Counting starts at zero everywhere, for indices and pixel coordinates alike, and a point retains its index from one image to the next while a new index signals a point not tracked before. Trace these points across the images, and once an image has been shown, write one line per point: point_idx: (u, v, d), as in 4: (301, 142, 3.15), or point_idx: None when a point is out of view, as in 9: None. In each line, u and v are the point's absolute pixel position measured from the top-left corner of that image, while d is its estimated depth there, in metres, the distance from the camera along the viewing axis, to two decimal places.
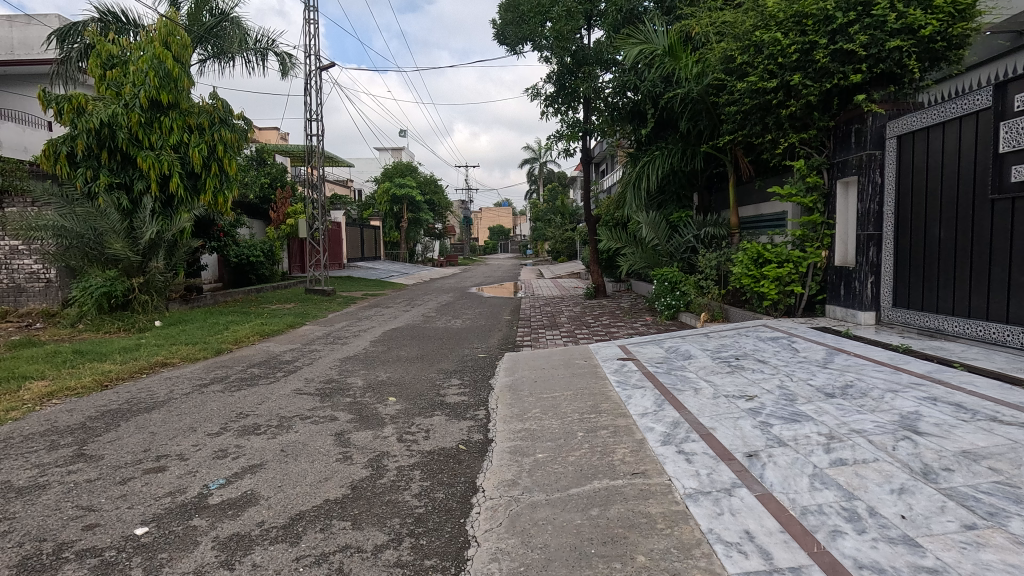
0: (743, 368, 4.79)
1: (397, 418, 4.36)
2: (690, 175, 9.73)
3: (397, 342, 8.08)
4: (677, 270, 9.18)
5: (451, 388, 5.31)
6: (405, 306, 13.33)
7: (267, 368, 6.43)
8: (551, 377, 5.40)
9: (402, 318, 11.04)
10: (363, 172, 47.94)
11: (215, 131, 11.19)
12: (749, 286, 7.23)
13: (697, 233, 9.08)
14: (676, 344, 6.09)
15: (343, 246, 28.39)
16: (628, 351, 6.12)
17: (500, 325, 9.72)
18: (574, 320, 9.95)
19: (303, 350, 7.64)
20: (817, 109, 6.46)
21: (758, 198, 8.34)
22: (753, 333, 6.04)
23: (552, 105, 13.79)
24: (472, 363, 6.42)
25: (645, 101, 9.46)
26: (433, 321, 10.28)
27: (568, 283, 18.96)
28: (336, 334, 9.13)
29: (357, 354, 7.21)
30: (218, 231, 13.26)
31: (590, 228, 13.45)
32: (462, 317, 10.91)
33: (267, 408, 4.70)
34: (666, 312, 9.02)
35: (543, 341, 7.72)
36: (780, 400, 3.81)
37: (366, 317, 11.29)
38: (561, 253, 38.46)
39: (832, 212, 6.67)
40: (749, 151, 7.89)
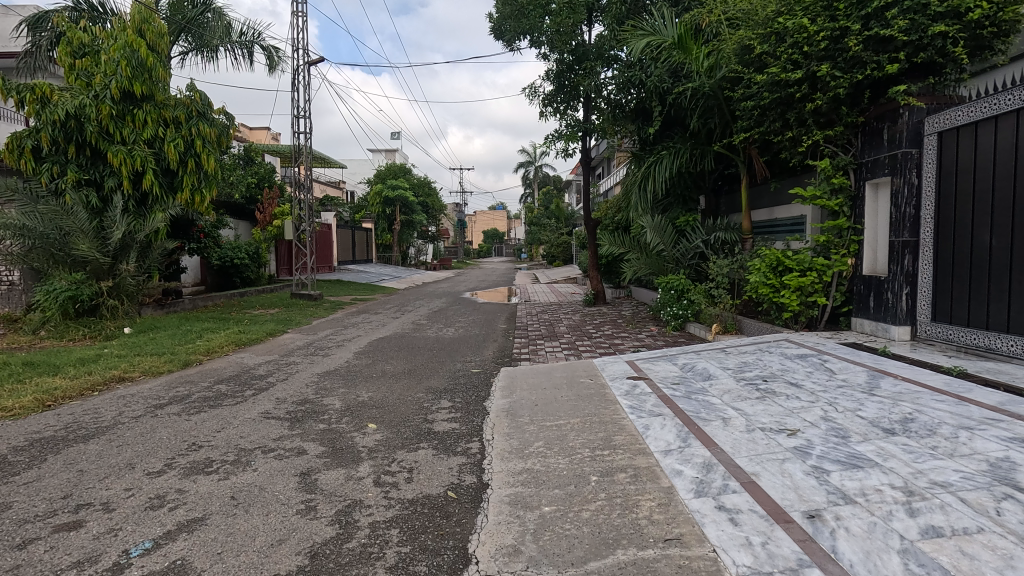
0: (774, 393, 4.19)
1: (375, 452, 3.71)
2: (697, 176, 9.22)
3: (383, 354, 7.43)
4: (684, 277, 8.62)
5: (440, 412, 4.66)
6: (394, 312, 12.67)
7: (236, 385, 5.77)
8: (554, 399, 4.78)
9: (391, 326, 10.39)
10: (356, 174, 47.27)
11: (192, 125, 10.48)
12: (767, 297, 6.65)
13: (707, 238, 8.58)
14: (692, 361, 5.48)
15: (333, 248, 27.68)
16: (638, 368, 5.52)
17: (495, 334, 9.08)
18: (574, 329, 9.33)
19: (280, 362, 6.97)
20: (845, 103, 5.91)
21: (773, 202, 7.95)
22: (777, 350, 5.45)
23: (550, 103, 13.26)
24: (465, 380, 5.78)
25: (651, 98, 8.89)
26: (423, 330, 9.63)
27: (565, 289, 18.36)
28: (318, 344, 8.47)
29: (339, 368, 6.56)
30: (198, 232, 12.56)
31: (589, 232, 12.88)
32: (455, 325, 10.27)
33: (226, 436, 4.05)
34: (672, 324, 8.43)
35: (543, 355, 7.08)
36: (829, 438, 3.22)
37: (353, 325, 10.63)
38: (556, 257, 37.89)
39: (860, 216, 6.11)
40: (765, 151, 7.34)
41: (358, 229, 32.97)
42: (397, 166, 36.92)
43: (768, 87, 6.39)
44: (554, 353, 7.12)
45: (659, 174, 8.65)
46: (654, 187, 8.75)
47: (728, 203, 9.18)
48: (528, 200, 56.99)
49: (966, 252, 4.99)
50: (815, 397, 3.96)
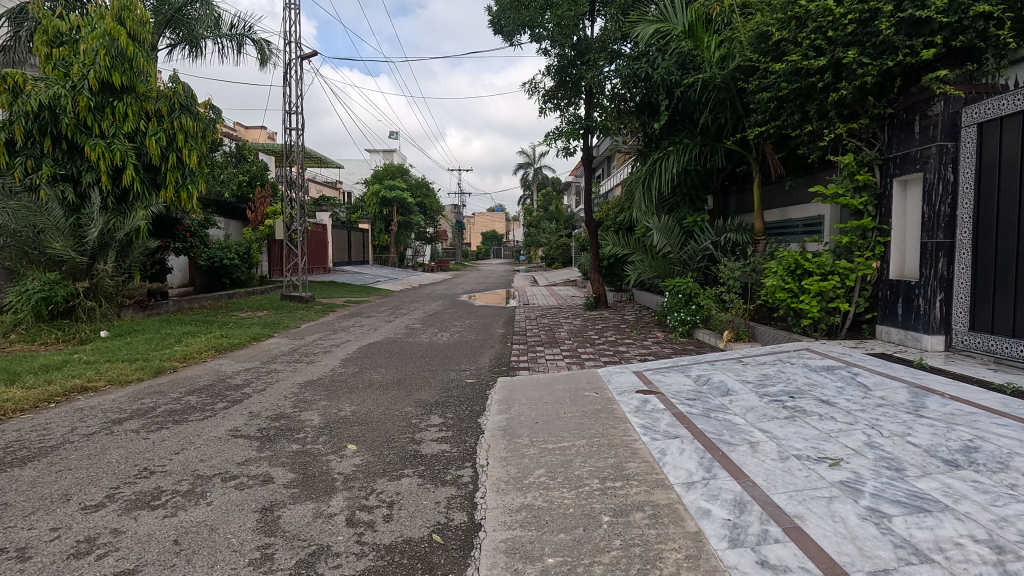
0: (804, 411, 3.73)
1: (352, 480, 3.23)
2: (706, 174, 8.78)
3: (373, 362, 6.95)
4: (691, 281, 8.17)
5: (429, 430, 4.18)
6: (388, 316, 12.18)
7: (208, 396, 5.28)
8: (555, 416, 4.30)
9: (383, 330, 9.90)
10: (353, 174, 46.80)
11: (176, 118, 9.95)
12: (785, 302, 6.18)
13: (716, 239, 8.14)
14: (707, 373, 5.02)
15: (328, 249, 27.15)
16: (647, 381, 5.05)
17: (492, 340, 8.60)
18: (575, 335, 8.85)
19: (260, 370, 6.47)
20: (873, 93, 5.47)
21: (788, 201, 7.55)
22: (800, 361, 4.98)
23: (551, 100, 12.82)
24: (458, 392, 5.30)
25: (658, 92, 8.43)
26: (416, 335, 9.14)
27: (565, 292, 17.87)
28: (304, 349, 7.97)
29: (323, 377, 6.07)
30: (184, 231, 12.06)
31: (591, 233, 12.42)
32: (450, 330, 9.78)
33: (184, 458, 3.56)
34: (679, 330, 7.98)
35: (543, 363, 6.61)
36: (881, 470, 2.75)
37: (344, 329, 10.15)
38: (555, 260, 37.39)
39: (886, 216, 5.66)
40: (781, 146, 6.91)
41: (355, 229, 32.46)
42: (394, 166, 36.44)
43: (787, 77, 5.95)
44: (555, 361, 6.65)
45: (665, 172, 8.19)
46: (660, 186, 8.29)
47: (738, 203, 8.72)
48: (527, 202, 56.52)
49: (1010, 255, 4.54)
50: (853, 417, 3.50)
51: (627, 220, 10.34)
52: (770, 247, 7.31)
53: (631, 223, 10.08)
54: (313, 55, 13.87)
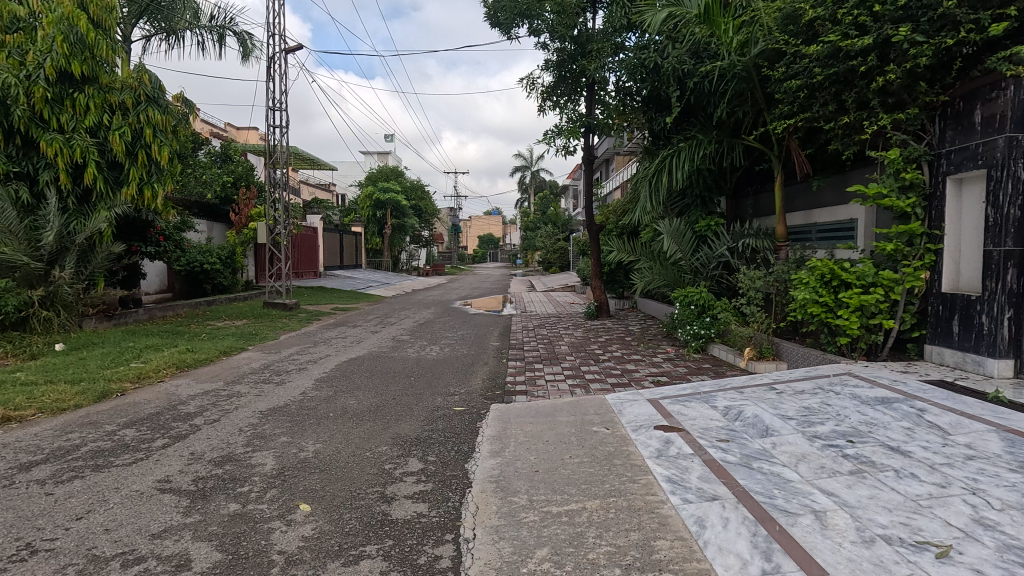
0: (872, 463, 3.00)
1: (297, 566, 2.45)
2: (719, 174, 8.08)
3: (352, 382, 6.16)
4: (705, 290, 7.45)
5: (404, 482, 3.38)
6: (375, 325, 11.37)
7: (149, 429, 4.48)
8: (558, 463, 3.53)
9: (368, 343, 9.10)
10: (346, 176, 46.04)
11: (141, 111, 9.19)
12: (818, 317, 5.45)
13: (733, 245, 7.41)
14: (735, 404, 4.29)
15: (319, 253, 26.34)
16: (666, 413, 4.30)
17: (486, 355, 7.83)
18: (576, 349, 8.10)
19: (220, 394, 5.67)
20: (923, 78, 4.77)
21: (814, 202, 6.85)
22: (846, 390, 4.25)
23: (550, 96, 12.12)
24: (444, 426, 4.52)
25: (668, 83, 7.72)
26: (403, 350, 8.37)
27: (563, 299, 17.17)
28: (277, 366, 7.17)
29: (291, 403, 5.27)
30: (157, 234, 11.30)
31: (592, 237, 11.70)
32: (441, 343, 8.99)
33: (82, 529, 2.76)
34: (692, 345, 7.25)
35: (542, 385, 5.83)
36: (1015, 568, 2.02)
37: (326, 341, 9.36)
38: (551, 264, 36.71)
39: (937, 220, 4.95)
40: (809, 142, 6.21)
41: (347, 232, 31.65)
42: (388, 168, 35.69)
43: (822, 61, 5.24)
44: (556, 383, 5.89)
45: (675, 171, 7.44)
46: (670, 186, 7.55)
47: (753, 205, 8.03)
48: (524, 205, 55.84)
49: None
50: (941, 476, 2.76)
51: (632, 223, 9.64)
52: (794, 254, 6.60)
53: (636, 227, 9.38)
54: (298, 49, 13.10)
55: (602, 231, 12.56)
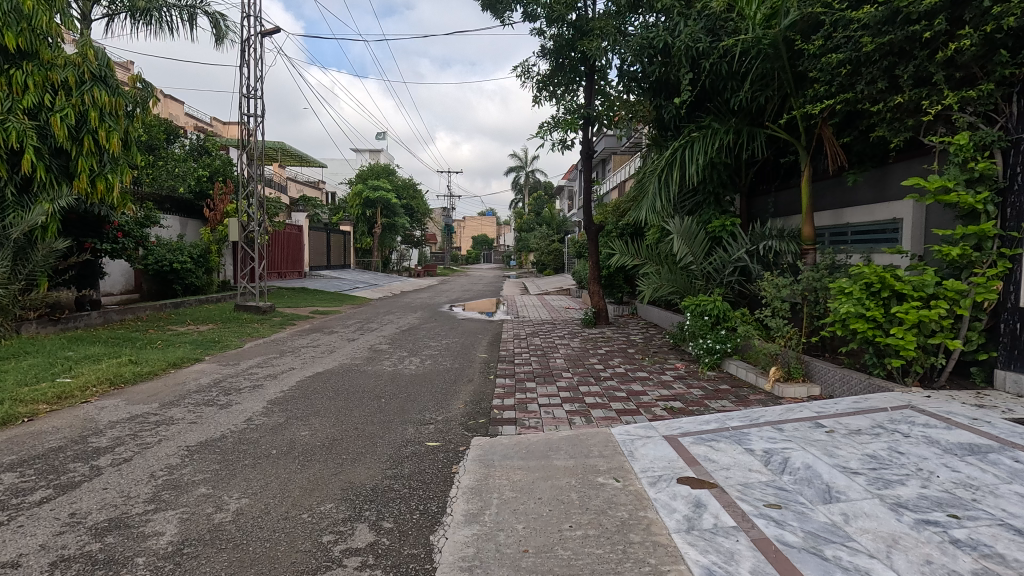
0: (1002, 559, 2.12)
1: None
2: (735, 168, 7.23)
3: (310, 405, 5.23)
4: (720, 299, 6.60)
5: (343, 569, 2.46)
6: (354, 332, 10.44)
7: (35, 473, 3.53)
8: (555, 539, 2.62)
9: (341, 353, 8.16)
10: (337, 174, 45.02)
11: (87, 90, 8.15)
12: (862, 335, 4.59)
13: (752, 248, 6.56)
14: (777, 448, 3.41)
15: (304, 252, 25.33)
16: (689, 458, 3.42)
17: (472, 370, 6.92)
18: (573, 363, 7.19)
19: (149, 420, 4.72)
20: (1003, 46, 3.93)
21: (846, 199, 6.02)
22: (916, 431, 3.39)
23: (546, 87, 11.27)
24: (412, 472, 3.59)
25: (679, 65, 6.85)
26: (379, 363, 7.43)
27: (558, 303, 16.29)
28: (229, 382, 6.22)
29: (229, 435, 4.33)
30: (114, 231, 10.33)
31: (590, 238, 10.83)
32: (422, 354, 8.06)
33: None
34: (705, 361, 6.37)
35: (535, 412, 4.93)
36: None
37: (295, 350, 8.40)
38: (545, 266, 35.87)
39: (1013, 219, 4.11)
40: (848, 129, 5.36)
41: (335, 231, 30.62)
42: (379, 166, 34.71)
43: (874, 28, 4.42)
44: (551, 409, 4.98)
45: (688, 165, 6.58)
46: (682, 182, 6.68)
47: (772, 203, 7.18)
48: (519, 205, 55.01)
49: None
50: None
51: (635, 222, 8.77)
52: (824, 259, 5.76)
53: (640, 227, 8.50)
54: (275, 32, 12.11)
55: (601, 232, 11.71)
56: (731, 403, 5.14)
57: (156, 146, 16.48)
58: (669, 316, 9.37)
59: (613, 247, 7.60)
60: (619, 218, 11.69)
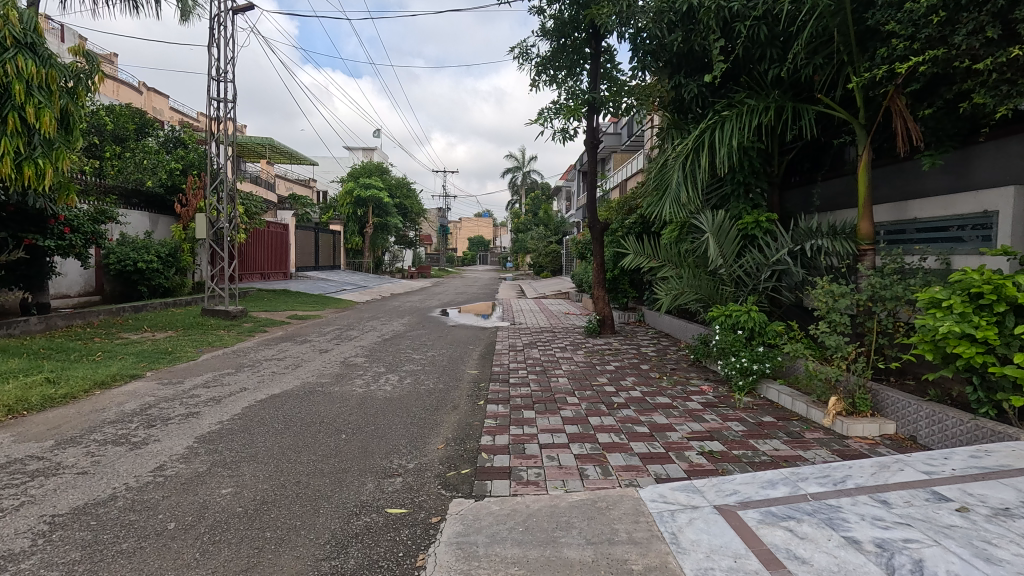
0: None
1: None
2: (769, 154, 6.19)
3: (249, 445, 4.10)
4: (756, 311, 5.58)
5: None
6: (330, 341, 9.30)
7: None
8: None
9: (308, 369, 7.03)
10: (329, 172, 43.84)
11: (8, 59, 6.87)
12: (964, 362, 3.52)
13: (794, 248, 5.51)
14: (895, 542, 2.29)
15: (290, 252, 24.17)
16: (766, 555, 2.32)
17: (459, 392, 5.80)
18: (579, 384, 6.09)
19: (24, 470, 3.56)
20: None
21: (914, 189, 4.98)
22: None
23: (547, 69, 10.21)
24: (356, 569, 2.46)
25: (708, 30, 5.77)
26: (350, 382, 6.29)
27: (558, 309, 15.21)
28: (160, 409, 5.08)
29: (120, 496, 3.19)
30: (60, 226, 9.29)
31: (595, 237, 9.77)
32: (403, 370, 6.94)
33: None
34: (738, 384, 5.33)
35: (535, 456, 3.82)
36: None
37: (256, 364, 7.25)
38: (543, 269, 34.77)
39: None
40: (931, 99, 4.29)
41: (324, 230, 29.43)
42: (371, 164, 33.62)
43: None
44: (556, 454, 3.87)
45: (718, 149, 5.51)
46: (712, 170, 5.62)
47: (817, 195, 6.12)
48: (516, 206, 53.98)
49: None
50: None
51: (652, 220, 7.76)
52: (886, 260, 4.69)
53: (657, 224, 7.47)
54: (247, 9, 11.00)
55: (608, 231, 10.65)
56: (785, 444, 4.04)
57: (126, 137, 15.28)
58: (686, 327, 8.30)
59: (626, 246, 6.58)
60: (626, 216, 10.64)
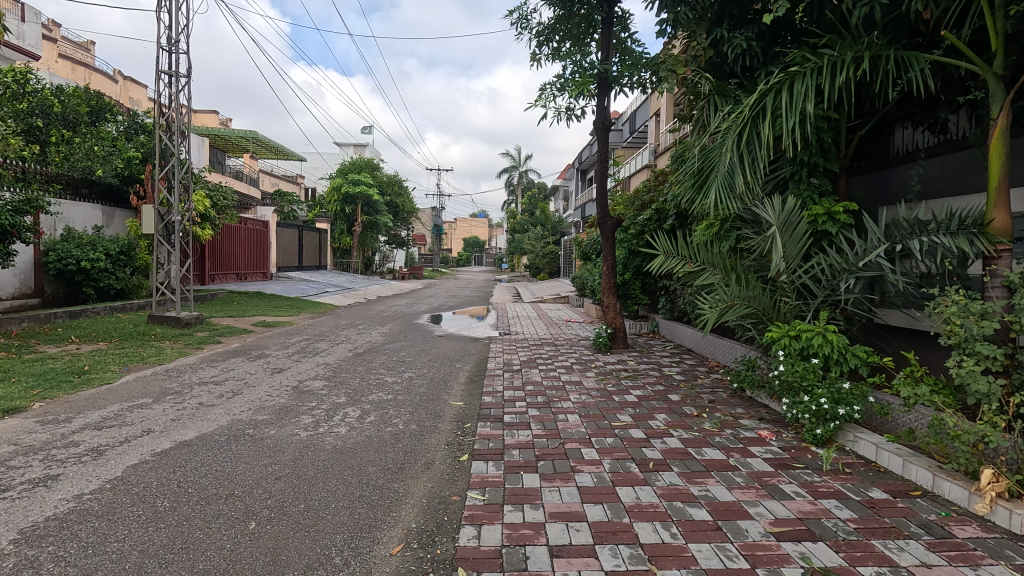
0: None
1: None
2: (842, 127, 4.81)
3: (90, 553, 2.59)
4: (835, 335, 4.21)
5: None
6: (291, 357, 7.79)
7: None
8: None
9: (247, 398, 5.53)
10: (318, 169, 42.28)
11: None
12: None
13: (888, 248, 4.12)
14: None
15: (271, 251, 22.64)
16: None
17: (434, 441, 4.31)
18: (596, 425, 4.62)
19: None
20: None
21: None
22: None
23: (550, 39, 8.79)
24: None
25: None
26: (294, 420, 4.79)
27: (558, 316, 13.79)
28: (7, 469, 3.57)
29: None
30: None
31: (607, 232, 8.39)
32: (368, 402, 5.44)
33: None
34: (815, 433, 4.00)
35: None
36: None
37: (184, 390, 5.75)
38: (540, 270, 33.40)
39: None
40: None
41: (309, 228, 27.86)
42: (361, 159, 32.12)
43: None
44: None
45: (783, 117, 4.13)
46: (775, 146, 4.27)
47: (915, 175, 4.73)
48: (512, 206, 52.59)
49: None
50: None
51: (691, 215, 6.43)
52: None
53: (696, 218, 6.15)
54: None
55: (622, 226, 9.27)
56: (934, 553, 2.58)
57: (78, 121, 13.60)
58: (724, 345, 6.85)
59: (658, 247, 5.27)
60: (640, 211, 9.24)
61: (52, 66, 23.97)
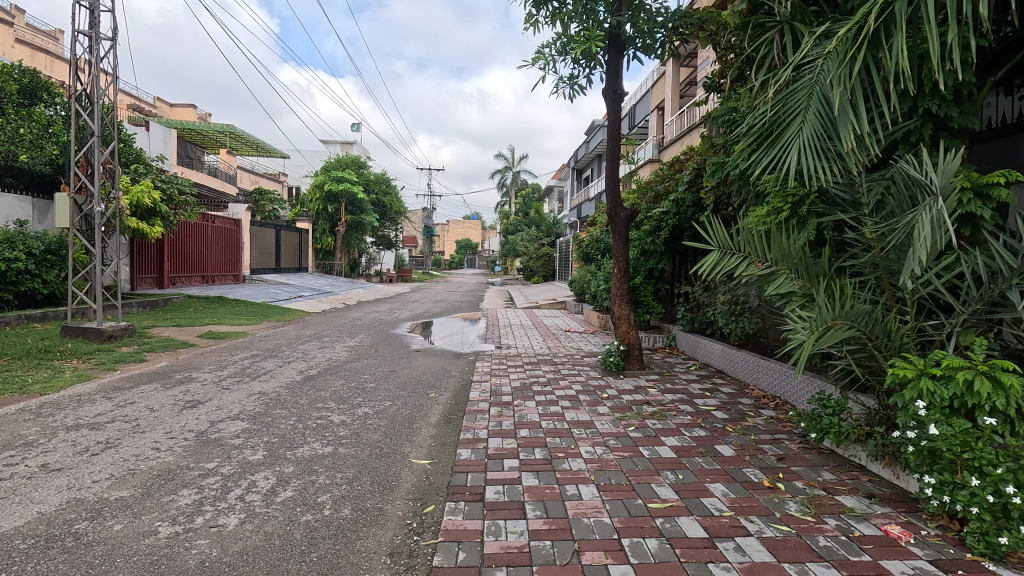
0: None
1: None
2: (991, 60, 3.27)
3: None
4: (1014, 375, 2.65)
5: None
6: (221, 382, 6.16)
7: None
8: None
9: (121, 452, 3.89)
10: (302, 167, 40.63)
11: None
12: None
13: None
14: None
15: (243, 251, 20.97)
16: None
17: (371, 547, 2.69)
18: (626, 511, 3.03)
19: None
20: None
21: None
22: None
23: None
24: None
25: None
26: (167, 500, 3.14)
27: (555, 325, 12.23)
28: None
29: None
30: None
31: (618, 224, 6.83)
32: (293, 461, 3.81)
33: None
34: (992, 544, 2.46)
35: None
36: None
37: (39, 439, 4.11)
38: (534, 273, 32.03)
39: None
40: None
41: (287, 228, 26.18)
42: (346, 157, 30.57)
43: None
44: None
45: (930, 28, 2.60)
46: (909, 79, 2.75)
47: None
48: (505, 207, 51.19)
49: None
50: None
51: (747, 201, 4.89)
52: None
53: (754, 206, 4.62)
54: None
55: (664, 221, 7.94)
56: None
57: (5, 101, 11.94)
58: (784, 378, 5.29)
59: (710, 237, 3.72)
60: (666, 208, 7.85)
61: (6, 50, 22.26)
